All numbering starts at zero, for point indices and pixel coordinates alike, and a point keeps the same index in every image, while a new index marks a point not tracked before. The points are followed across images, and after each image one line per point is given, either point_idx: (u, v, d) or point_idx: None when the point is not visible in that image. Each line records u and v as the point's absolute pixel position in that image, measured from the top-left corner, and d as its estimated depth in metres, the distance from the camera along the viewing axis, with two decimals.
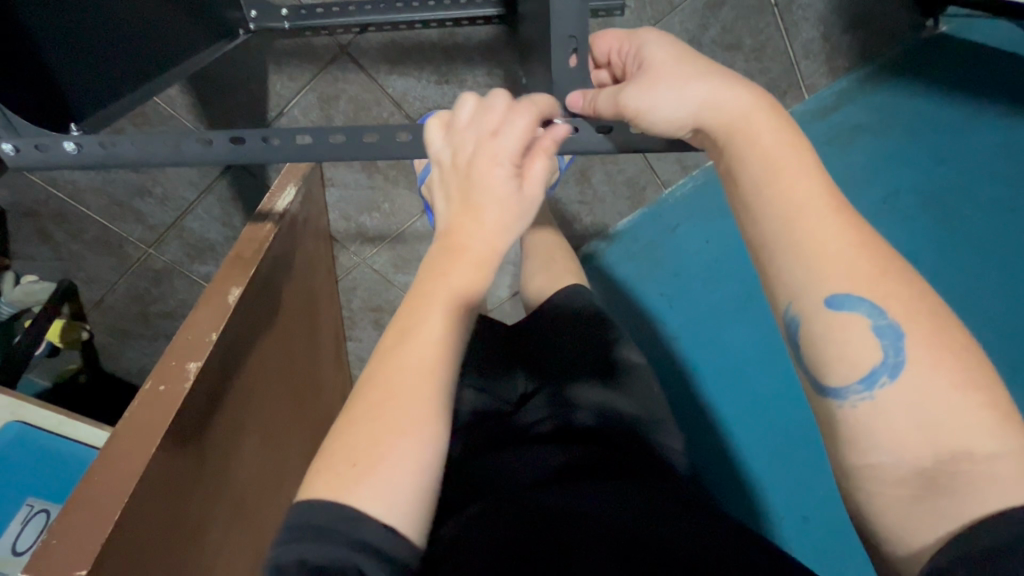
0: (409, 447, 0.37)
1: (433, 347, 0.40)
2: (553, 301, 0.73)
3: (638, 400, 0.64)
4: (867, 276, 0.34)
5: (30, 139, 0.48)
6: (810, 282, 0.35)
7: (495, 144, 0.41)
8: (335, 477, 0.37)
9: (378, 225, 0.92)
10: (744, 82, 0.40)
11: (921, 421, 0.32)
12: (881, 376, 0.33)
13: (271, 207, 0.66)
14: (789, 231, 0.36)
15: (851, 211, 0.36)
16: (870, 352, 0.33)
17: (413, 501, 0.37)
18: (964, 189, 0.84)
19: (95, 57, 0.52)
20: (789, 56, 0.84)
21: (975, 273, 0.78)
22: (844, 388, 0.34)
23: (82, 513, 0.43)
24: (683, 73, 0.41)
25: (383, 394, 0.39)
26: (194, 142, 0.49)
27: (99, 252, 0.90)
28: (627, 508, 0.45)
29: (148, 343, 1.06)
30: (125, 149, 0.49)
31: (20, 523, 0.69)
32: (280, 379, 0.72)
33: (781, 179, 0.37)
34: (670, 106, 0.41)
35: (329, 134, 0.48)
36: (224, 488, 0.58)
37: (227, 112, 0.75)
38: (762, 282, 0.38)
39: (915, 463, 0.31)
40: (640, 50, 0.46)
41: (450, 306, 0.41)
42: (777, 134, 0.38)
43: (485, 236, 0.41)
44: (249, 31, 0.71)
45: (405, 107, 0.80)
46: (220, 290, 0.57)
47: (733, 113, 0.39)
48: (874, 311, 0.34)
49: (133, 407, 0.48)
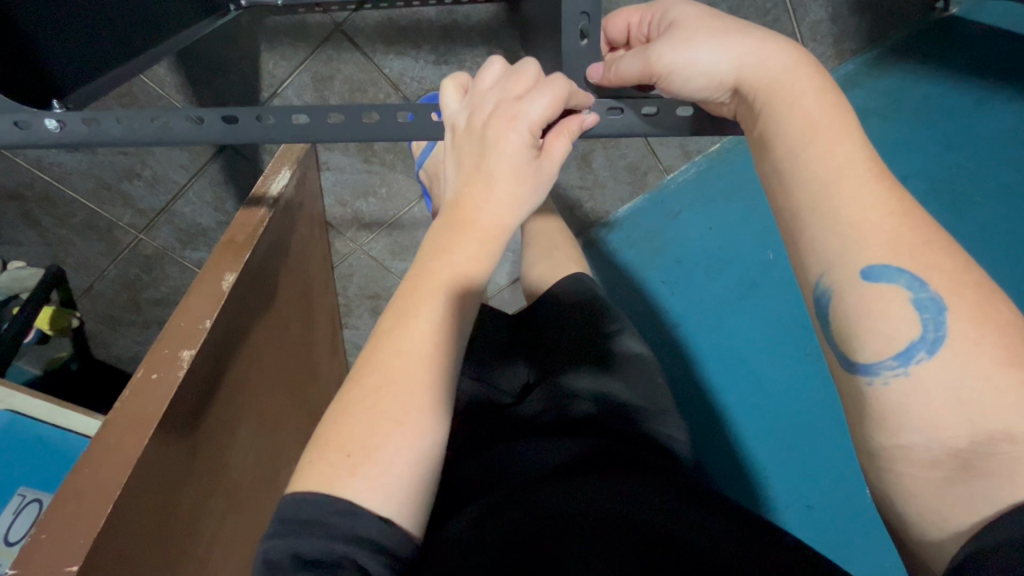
0: (405, 438, 0.36)
1: (427, 333, 0.38)
2: (554, 289, 0.72)
3: (637, 387, 0.64)
4: (895, 252, 0.34)
5: (8, 115, 0.45)
6: (847, 252, 0.34)
7: (523, 112, 0.40)
8: (329, 470, 0.35)
9: (375, 210, 0.90)
10: (784, 40, 0.40)
11: (961, 399, 0.31)
12: (918, 352, 0.32)
13: (264, 191, 0.64)
14: (828, 196, 0.35)
15: (885, 186, 0.35)
16: (909, 327, 0.33)
17: (410, 493, 0.36)
18: (974, 174, 0.83)
19: (81, 32, 0.49)
20: (796, 37, 0.83)
21: (985, 258, 0.78)
22: (877, 364, 0.33)
23: (73, 504, 0.42)
24: (719, 28, 0.41)
25: (378, 382, 0.37)
26: (182, 119, 0.47)
27: (88, 237, 0.88)
28: (632, 501, 0.45)
29: (140, 330, 1.04)
30: (109, 126, 0.47)
31: (11, 514, 0.67)
32: (275, 367, 0.71)
33: (820, 140, 0.36)
34: (709, 60, 0.40)
35: (326, 113, 0.47)
36: (218, 477, 0.57)
37: (217, 93, 0.73)
38: (792, 259, 0.38)
39: (951, 445, 0.31)
40: (666, 13, 0.45)
41: (453, 288, 0.40)
42: (818, 92, 0.38)
43: (496, 212, 0.40)
44: (240, 7, 0.67)
45: (402, 88, 0.77)
46: (215, 275, 0.55)
47: (776, 69, 0.39)
48: (914, 282, 0.33)
49: (125, 396, 0.47)
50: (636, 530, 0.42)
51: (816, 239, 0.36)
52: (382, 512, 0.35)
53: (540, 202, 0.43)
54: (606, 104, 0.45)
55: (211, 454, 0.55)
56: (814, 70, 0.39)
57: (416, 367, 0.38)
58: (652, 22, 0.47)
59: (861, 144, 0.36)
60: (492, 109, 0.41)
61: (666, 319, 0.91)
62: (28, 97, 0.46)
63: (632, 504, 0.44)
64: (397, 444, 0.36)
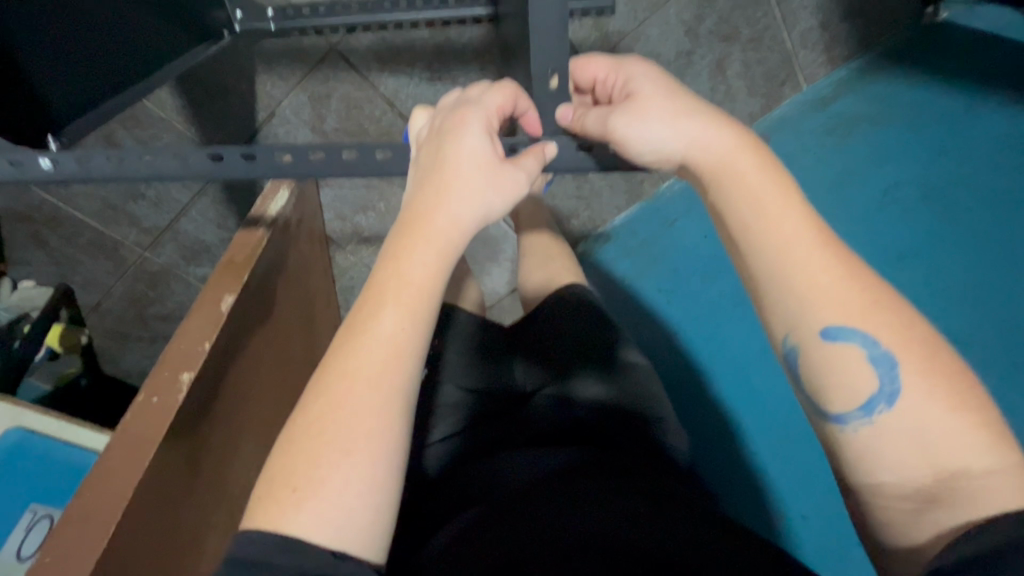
0: (356, 466, 0.36)
1: (377, 359, 0.39)
2: (553, 298, 0.73)
3: (632, 394, 0.64)
4: (847, 314, 0.37)
5: (3, 155, 0.47)
6: (804, 317, 0.38)
7: (478, 104, 0.45)
8: (277, 507, 0.36)
9: (374, 224, 0.92)
10: (731, 122, 0.43)
11: (924, 443, 0.35)
12: (879, 404, 0.36)
13: (262, 212, 0.66)
14: (782, 264, 0.39)
15: (836, 245, 0.39)
16: (868, 382, 0.36)
17: (365, 522, 0.36)
18: (964, 181, 0.82)
19: (79, 63, 0.51)
20: (787, 45, 0.85)
21: (964, 265, 0.78)
22: (846, 415, 0.37)
23: (78, 530, 0.43)
24: (674, 107, 0.43)
25: (325, 408, 0.38)
26: (170, 158, 0.49)
27: (95, 256, 0.90)
28: (619, 513, 0.46)
29: (147, 346, 1.06)
30: (102, 163, 0.49)
31: (24, 529, 0.69)
32: (278, 383, 0.72)
33: (766, 215, 0.40)
34: (659, 141, 0.43)
35: (309, 151, 0.49)
36: (222, 494, 0.59)
37: (217, 114, 0.74)
38: (759, 314, 0.41)
39: (918, 481, 0.35)
40: (628, 82, 0.46)
41: (405, 299, 0.40)
42: (765, 173, 0.41)
43: (451, 209, 0.42)
44: (235, 32, 0.68)
45: (397, 105, 0.79)
46: (214, 297, 0.57)
47: (720, 152, 0.42)
48: (868, 342, 0.37)
49: (126, 419, 0.49)
50: (627, 545, 0.43)
51: (778, 302, 0.39)
52: (334, 546, 0.35)
53: (502, 204, 0.44)
54: (573, 145, 0.49)
55: (213, 474, 0.57)
56: (758, 148, 0.42)
57: (364, 388, 0.38)
58: (613, 84, 0.48)
59: (806, 218, 0.40)
60: (452, 109, 0.46)
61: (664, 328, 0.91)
62: (25, 136, 0.49)
63: (624, 517, 0.45)
64: (346, 474, 0.36)
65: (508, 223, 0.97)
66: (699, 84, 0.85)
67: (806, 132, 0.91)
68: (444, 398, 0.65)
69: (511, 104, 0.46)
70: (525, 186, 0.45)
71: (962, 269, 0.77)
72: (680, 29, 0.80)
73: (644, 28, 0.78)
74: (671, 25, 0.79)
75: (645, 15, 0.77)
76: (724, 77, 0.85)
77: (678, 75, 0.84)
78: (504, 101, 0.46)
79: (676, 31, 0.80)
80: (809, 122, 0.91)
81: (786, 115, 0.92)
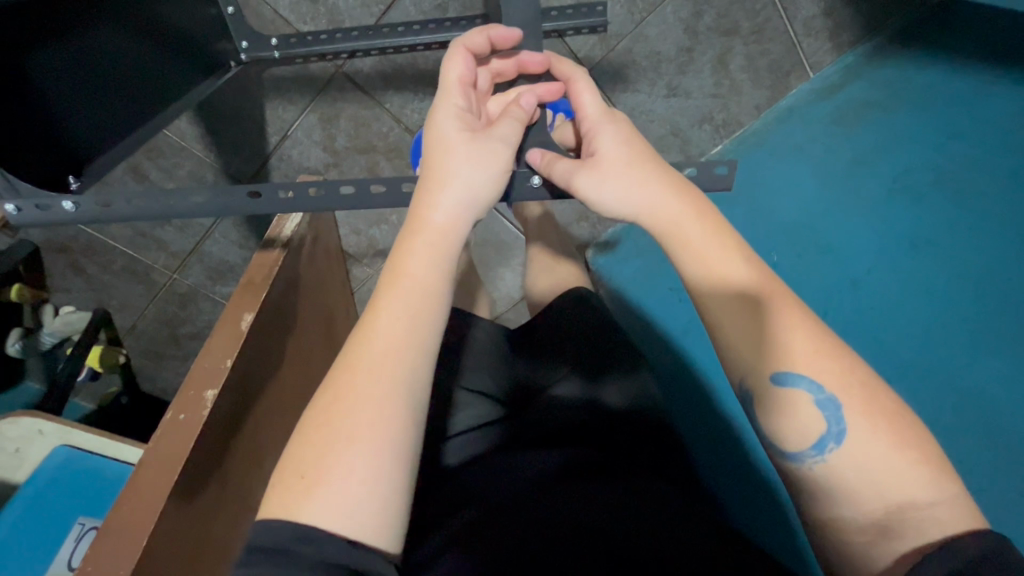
0: (361, 453, 0.39)
1: (379, 357, 0.42)
2: (561, 303, 0.76)
3: (632, 393, 0.67)
4: (800, 355, 0.44)
5: (30, 200, 0.51)
6: (765, 367, 0.44)
7: (441, 91, 0.50)
8: (289, 496, 0.38)
9: (387, 236, 0.96)
10: (685, 193, 0.49)
11: (876, 480, 0.40)
12: (829, 442, 0.42)
13: (278, 232, 0.67)
14: (736, 312, 0.46)
15: (785, 298, 0.46)
16: (817, 423, 0.42)
17: (370, 512, 0.38)
18: (977, 160, 0.77)
19: (100, 104, 0.54)
20: (789, 34, 0.87)
21: (980, 244, 0.73)
22: (801, 454, 0.43)
23: (115, 540, 0.46)
24: (634, 172, 0.49)
25: (333, 401, 0.41)
26: (210, 194, 0.54)
27: (128, 280, 0.95)
28: (615, 510, 0.49)
29: (181, 363, 1.11)
30: (120, 205, 0.53)
31: (74, 540, 0.74)
32: (299, 397, 0.75)
33: (711, 267, 0.47)
34: (613, 203, 0.49)
35: (305, 186, 0.53)
36: (249, 498, 0.63)
37: (233, 139, 0.79)
38: (722, 358, 0.48)
39: (873, 514, 0.40)
40: (595, 137, 0.51)
41: (404, 299, 0.44)
42: (698, 232, 0.48)
43: (445, 209, 0.47)
44: (241, 61, 0.71)
45: (403, 120, 0.82)
46: (235, 316, 0.58)
47: (668, 219, 0.48)
48: (813, 387, 0.43)
49: (156, 437, 0.51)
50: (619, 537, 0.47)
51: (730, 353, 0.47)
52: (346, 535, 0.37)
53: (461, 165, 0.47)
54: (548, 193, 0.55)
55: (237, 485, 0.60)
56: (694, 207, 0.48)
57: (365, 382, 0.41)
58: (585, 132, 0.52)
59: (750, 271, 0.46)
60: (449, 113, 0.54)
61: (665, 333, 0.90)
62: (44, 181, 0.51)
63: (614, 509, 0.49)
64: (349, 463, 0.39)
65: (517, 228, 0.99)
66: (702, 79, 0.87)
67: (813, 121, 0.91)
68: (456, 398, 0.69)
69: (470, 68, 0.51)
70: (484, 146, 0.48)
71: (980, 252, 0.73)
72: (679, 27, 0.82)
73: (642, 28, 0.81)
74: (670, 24, 0.81)
75: (642, 15, 0.80)
76: (728, 72, 0.88)
77: (679, 72, 0.86)
78: (464, 69, 0.51)
79: (675, 29, 0.82)
80: (816, 110, 0.92)
81: (794, 106, 0.94)
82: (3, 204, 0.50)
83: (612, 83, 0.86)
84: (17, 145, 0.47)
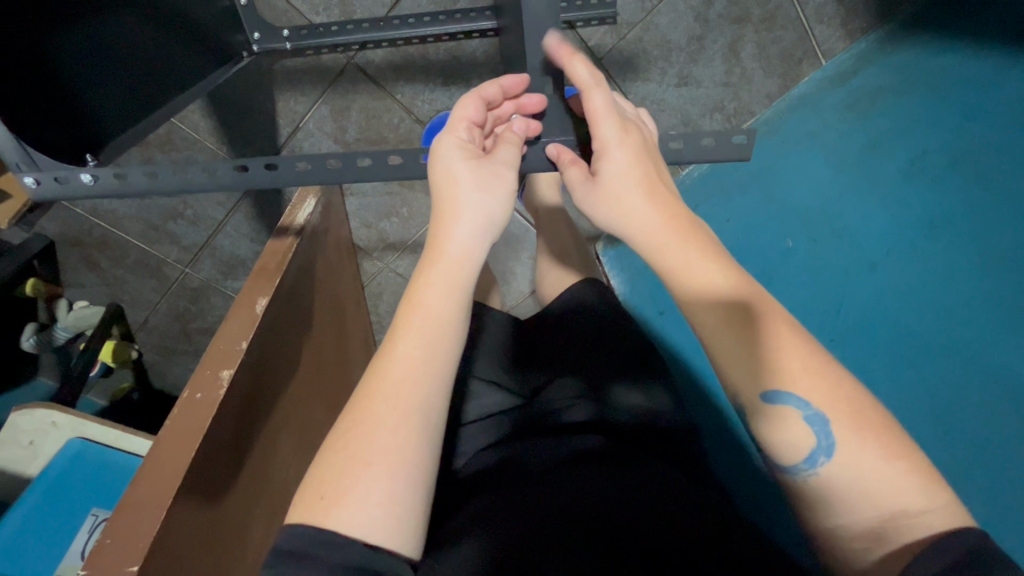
0: (378, 474, 0.40)
1: (396, 383, 0.43)
2: (569, 295, 0.75)
3: (646, 391, 0.66)
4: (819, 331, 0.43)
5: (49, 173, 0.50)
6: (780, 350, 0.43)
7: (447, 125, 0.51)
8: (312, 509, 0.40)
9: (398, 230, 0.96)
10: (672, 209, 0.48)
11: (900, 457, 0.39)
12: (820, 456, 0.41)
13: (291, 221, 0.67)
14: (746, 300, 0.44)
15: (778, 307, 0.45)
16: (807, 438, 0.41)
17: (390, 528, 0.40)
18: (993, 144, 0.76)
19: (120, 86, 0.55)
20: (801, 22, 0.86)
21: (995, 230, 0.72)
22: (795, 467, 0.42)
23: (133, 515, 0.46)
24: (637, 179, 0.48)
25: (353, 423, 0.42)
26: (229, 169, 0.54)
27: (141, 275, 0.95)
28: (627, 499, 0.49)
29: (191, 359, 1.11)
30: (136, 178, 0.53)
31: (88, 531, 0.74)
32: (311, 386, 0.75)
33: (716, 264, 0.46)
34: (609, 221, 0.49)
35: (324, 160, 0.53)
36: (262, 486, 0.63)
37: (245, 133, 0.79)
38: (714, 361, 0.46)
39: (867, 522, 0.39)
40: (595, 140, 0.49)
41: (421, 324, 0.45)
42: (680, 239, 0.46)
43: (460, 242, 0.48)
44: (252, 52, 0.72)
45: (414, 111, 0.82)
46: (249, 300, 0.58)
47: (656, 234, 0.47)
48: (802, 404, 0.42)
49: (172, 416, 0.51)
50: (631, 527, 0.46)
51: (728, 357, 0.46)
52: (369, 542, 0.39)
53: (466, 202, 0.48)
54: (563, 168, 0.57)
55: (250, 470, 0.60)
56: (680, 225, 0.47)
57: (383, 407, 0.42)
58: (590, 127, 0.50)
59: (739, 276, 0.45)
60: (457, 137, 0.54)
61: (677, 326, 0.88)
62: (64, 155, 0.51)
63: (620, 501, 0.49)
64: (368, 483, 0.40)
65: (528, 219, 0.98)
66: (712, 67, 0.87)
67: (825, 109, 0.90)
68: (470, 388, 0.69)
69: (479, 108, 0.51)
70: (492, 182, 0.49)
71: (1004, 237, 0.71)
72: (690, 15, 0.82)
73: (653, 16, 0.82)
74: (680, 12, 0.82)
75: (652, 4, 0.81)
76: (739, 59, 0.87)
77: (690, 60, 0.86)
78: (474, 111, 0.51)
79: (685, 17, 0.82)
80: (829, 97, 0.91)
81: (807, 93, 0.92)
82: (22, 178, 0.50)
83: (623, 73, 0.86)
84: (39, 117, 0.48)
